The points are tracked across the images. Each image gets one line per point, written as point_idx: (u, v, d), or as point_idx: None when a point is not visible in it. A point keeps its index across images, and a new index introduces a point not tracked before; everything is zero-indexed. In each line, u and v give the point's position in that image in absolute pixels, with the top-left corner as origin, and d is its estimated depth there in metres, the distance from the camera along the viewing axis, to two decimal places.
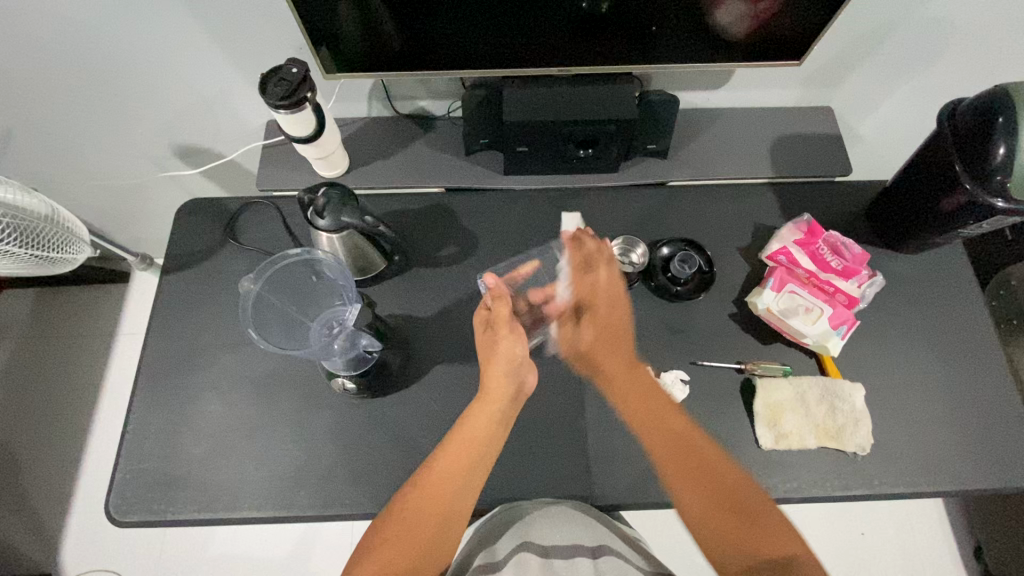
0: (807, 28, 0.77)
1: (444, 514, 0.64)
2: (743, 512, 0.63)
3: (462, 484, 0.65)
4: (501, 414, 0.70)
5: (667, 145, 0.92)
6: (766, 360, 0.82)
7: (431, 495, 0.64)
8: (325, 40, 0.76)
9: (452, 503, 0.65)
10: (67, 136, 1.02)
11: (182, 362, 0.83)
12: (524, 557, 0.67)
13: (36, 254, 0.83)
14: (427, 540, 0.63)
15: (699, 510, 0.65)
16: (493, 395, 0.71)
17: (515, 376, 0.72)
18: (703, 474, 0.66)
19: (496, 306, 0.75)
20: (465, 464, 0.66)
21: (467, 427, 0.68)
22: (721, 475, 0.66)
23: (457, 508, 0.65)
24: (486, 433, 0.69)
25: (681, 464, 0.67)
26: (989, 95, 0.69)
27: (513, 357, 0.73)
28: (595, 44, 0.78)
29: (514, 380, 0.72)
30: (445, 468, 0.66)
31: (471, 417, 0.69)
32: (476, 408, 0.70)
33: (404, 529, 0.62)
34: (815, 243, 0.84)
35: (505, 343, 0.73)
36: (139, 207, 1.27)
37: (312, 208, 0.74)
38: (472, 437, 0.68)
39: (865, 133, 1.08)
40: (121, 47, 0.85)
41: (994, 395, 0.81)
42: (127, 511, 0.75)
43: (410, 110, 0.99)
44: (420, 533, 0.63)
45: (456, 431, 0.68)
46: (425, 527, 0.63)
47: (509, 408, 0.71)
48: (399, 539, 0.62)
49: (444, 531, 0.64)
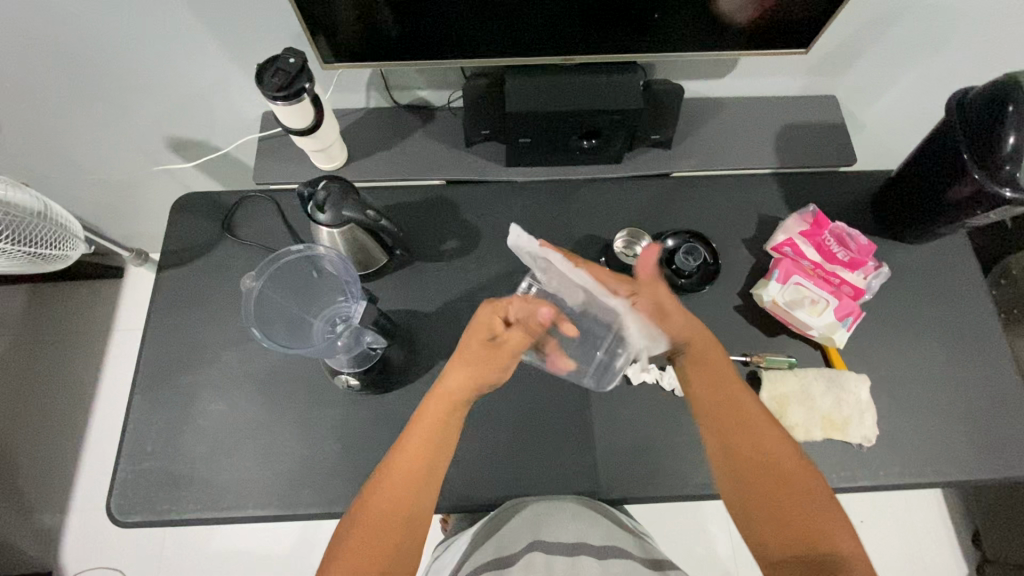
0: (814, 14, 0.76)
1: (406, 510, 0.63)
2: (794, 492, 0.63)
3: (423, 481, 0.64)
4: (457, 405, 0.67)
5: (671, 135, 0.91)
6: (771, 352, 0.82)
7: (395, 488, 0.63)
8: (322, 28, 0.74)
9: (414, 498, 0.63)
10: (57, 129, 1.00)
11: (181, 360, 0.81)
12: (533, 558, 0.65)
13: (31, 251, 0.81)
14: (396, 538, 0.61)
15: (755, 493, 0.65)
16: (451, 395, 0.67)
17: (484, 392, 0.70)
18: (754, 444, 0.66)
19: (480, 324, 0.69)
20: (424, 456, 0.65)
21: (423, 417, 0.66)
22: (770, 451, 0.66)
23: (422, 495, 0.64)
24: (442, 424, 0.66)
25: (731, 434, 0.68)
26: (999, 84, 0.69)
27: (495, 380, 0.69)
28: (598, 32, 0.76)
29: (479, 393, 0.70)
30: (402, 459, 0.64)
31: (427, 407, 0.67)
32: (434, 400, 0.67)
33: (367, 529, 0.61)
34: (821, 235, 0.83)
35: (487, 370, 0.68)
36: (133, 201, 1.24)
37: (313, 202, 0.72)
38: (427, 429, 0.66)
39: (870, 121, 1.07)
40: (111, 38, 0.83)
41: (999, 385, 0.81)
42: (128, 512, 0.74)
43: (409, 100, 0.97)
44: (384, 533, 0.61)
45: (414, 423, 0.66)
46: (392, 522, 0.62)
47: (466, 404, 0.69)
48: (365, 535, 0.61)
49: (410, 530, 0.62)
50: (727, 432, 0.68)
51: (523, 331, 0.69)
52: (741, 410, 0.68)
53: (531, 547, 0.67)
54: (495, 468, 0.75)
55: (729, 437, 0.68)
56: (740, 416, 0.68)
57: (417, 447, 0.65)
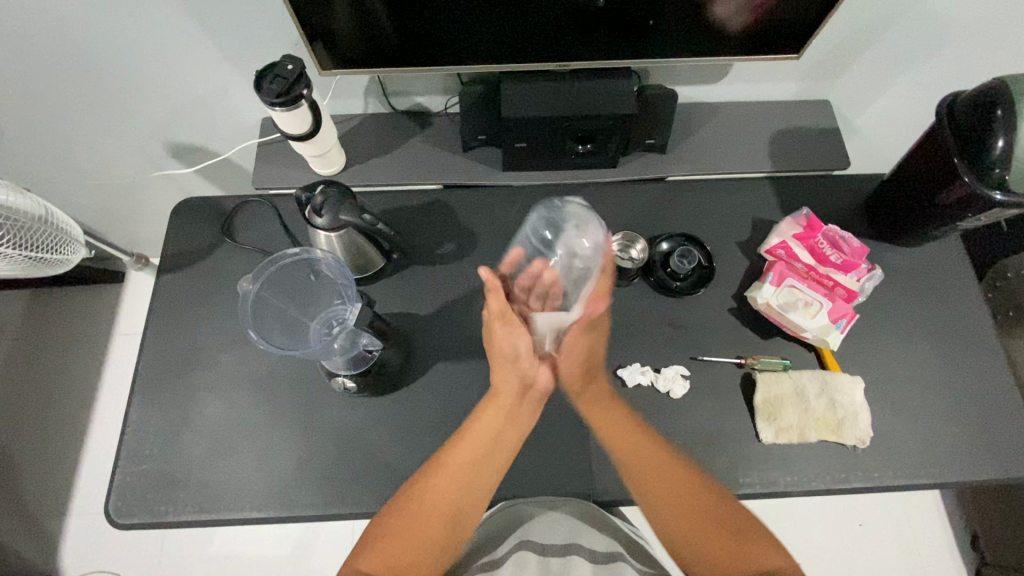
0: (805, 20, 0.77)
1: (454, 510, 0.67)
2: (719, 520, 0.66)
3: (467, 486, 0.67)
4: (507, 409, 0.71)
5: (666, 140, 0.92)
6: (765, 354, 0.82)
7: (439, 492, 0.66)
8: (321, 35, 0.75)
9: (463, 499, 0.67)
10: (59, 135, 1.01)
11: (180, 363, 0.82)
12: (523, 554, 0.73)
13: (32, 256, 0.82)
14: (438, 536, 0.65)
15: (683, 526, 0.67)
16: (501, 396, 0.71)
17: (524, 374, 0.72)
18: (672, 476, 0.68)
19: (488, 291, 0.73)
20: (475, 464, 0.68)
21: (475, 428, 0.69)
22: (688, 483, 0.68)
23: (471, 497, 0.67)
24: (498, 430, 0.70)
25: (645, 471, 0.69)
26: (990, 87, 0.70)
27: (510, 348, 0.72)
28: (593, 39, 0.77)
29: (522, 376, 0.73)
30: (458, 462, 0.67)
31: (479, 414, 0.70)
32: (487, 407, 0.70)
33: (413, 524, 0.65)
34: (815, 237, 0.84)
35: (498, 341, 0.72)
36: (133, 206, 1.25)
37: (310, 206, 0.73)
38: (484, 436, 0.69)
39: (864, 126, 1.08)
40: (112, 45, 0.84)
41: (992, 387, 0.82)
42: (126, 514, 0.74)
43: (406, 107, 0.98)
44: (429, 530, 0.65)
45: (464, 431, 0.69)
46: (430, 526, 0.65)
47: (517, 406, 0.73)
48: (409, 531, 0.64)
49: (449, 530, 0.66)
50: (642, 471, 0.69)
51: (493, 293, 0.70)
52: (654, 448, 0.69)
53: (521, 546, 0.74)
54: None
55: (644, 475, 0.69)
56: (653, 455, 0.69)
57: (467, 457, 0.68)
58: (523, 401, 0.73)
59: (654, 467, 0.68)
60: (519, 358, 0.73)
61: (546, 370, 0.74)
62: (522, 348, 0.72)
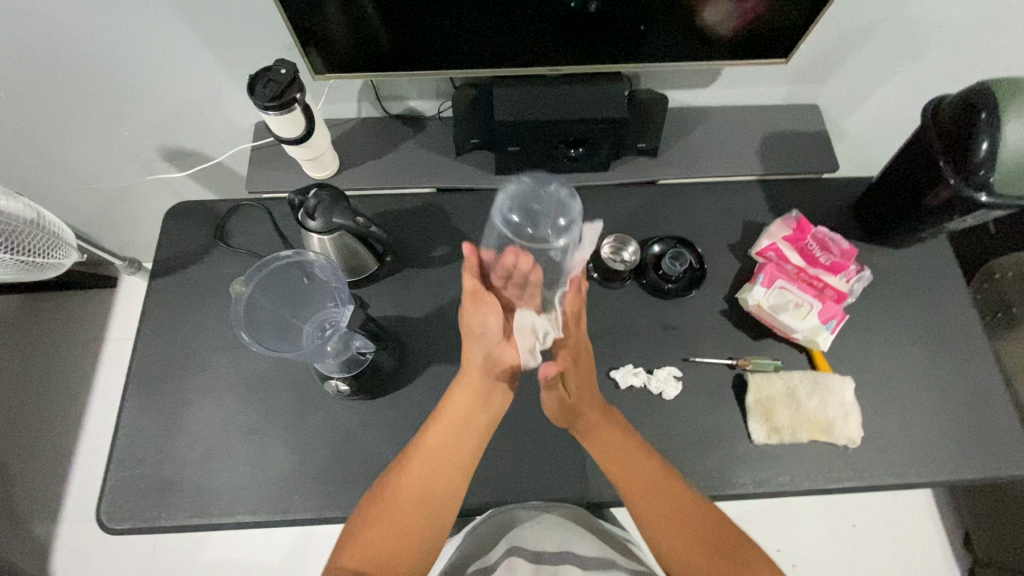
0: (792, 25, 0.78)
1: (426, 500, 0.66)
2: (711, 540, 0.66)
3: (444, 468, 0.67)
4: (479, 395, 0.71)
5: (657, 143, 0.92)
6: (756, 355, 0.83)
7: (415, 476, 0.66)
8: (314, 39, 0.75)
9: (439, 484, 0.67)
10: (52, 139, 1.01)
11: (173, 366, 0.82)
12: (513, 562, 0.73)
13: (25, 260, 0.82)
14: (416, 526, 0.65)
15: (676, 546, 0.66)
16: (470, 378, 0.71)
17: (490, 353, 0.70)
18: (672, 496, 0.67)
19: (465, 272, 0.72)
20: (454, 445, 0.68)
21: (449, 408, 0.70)
22: (685, 502, 0.67)
23: (445, 484, 0.67)
24: (468, 412, 0.70)
25: (646, 487, 0.68)
26: (974, 91, 0.71)
27: (478, 328, 0.71)
28: (584, 43, 0.78)
29: (488, 352, 0.71)
30: (430, 449, 0.67)
31: (453, 395, 0.71)
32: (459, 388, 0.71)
33: (389, 513, 0.64)
34: (804, 239, 0.85)
35: (470, 317, 0.72)
36: (126, 211, 1.25)
37: (303, 209, 0.73)
38: (453, 420, 0.69)
39: (852, 130, 1.09)
40: (105, 49, 0.84)
41: (981, 386, 0.83)
42: (118, 519, 0.74)
43: (400, 111, 0.99)
44: (405, 520, 0.64)
45: (440, 409, 0.70)
46: (407, 516, 0.65)
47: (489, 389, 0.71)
48: (385, 519, 0.64)
49: (429, 521, 0.65)
50: (642, 488, 0.68)
51: (471, 271, 0.71)
52: (654, 469, 0.68)
53: (509, 554, 0.74)
54: (486, 474, 0.75)
55: (644, 492, 0.68)
56: (656, 478, 0.68)
57: (441, 435, 0.68)
58: (488, 382, 0.71)
59: (653, 484, 0.68)
60: (486, 337, 0.71)
61: (514, 351, 0.71)
62: (491, 327, 0.71)
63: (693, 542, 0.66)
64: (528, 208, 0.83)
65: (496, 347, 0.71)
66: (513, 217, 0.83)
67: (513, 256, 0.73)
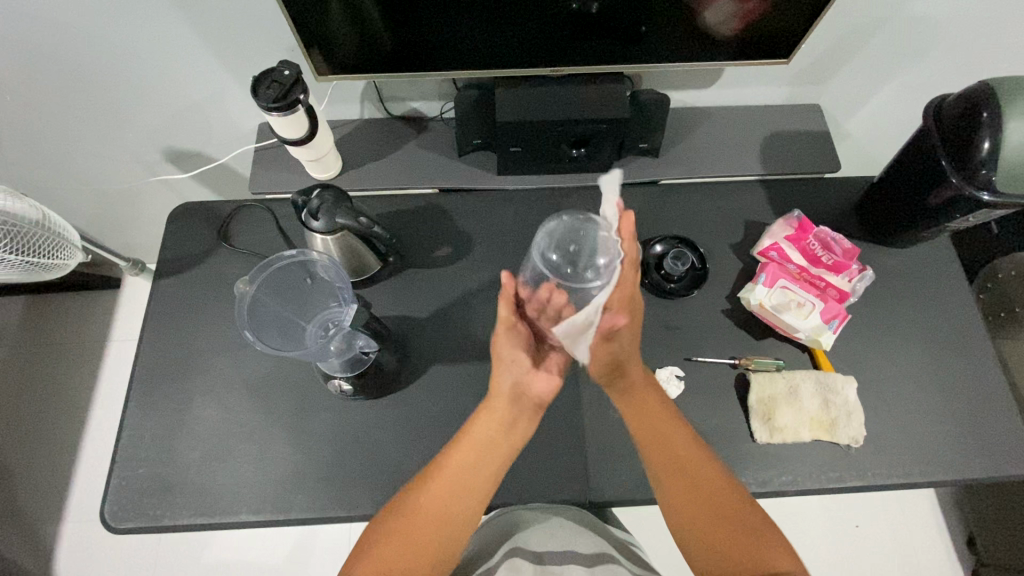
0: (794, 25, 0.78)
1: (445, 518, 0.65)
2: (732, 516, 0.64)
3: (465, 489, 0.67)
4: (505, 422, 0.69)
5: (659, 143, 0.93)
6: (758, 354, 0.83)
7: (435, 497, 0.66)
8: (317, 41, 0.76)
9: (459, 505, 0.66)
10: (57, 141, 1.02)
11: (177, 367, 0.82)
12: (515, 561, 0.70)
13: (30, 261, 0.83)
14: (432, 537, 0.64)
15: (697, 523, 0.65)
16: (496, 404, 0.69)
17: (519, 379, 0.68)
18: (692, 469, 0.67)
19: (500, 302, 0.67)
20: (475, 467, 0.67)
21: (473, 433, 0.68)
22: (706, 477, 0.67)
23: (464, 505, 0.66)
24: (492, 437, 0.68)
25: (668, 460, 0.68)
26: (975, 90, 0.71)
27: (509, 357, 0.69)
28: (586, 44, 0.78)
29: (517, 380, 0.69)
30: (453, 470, 0.67)
31: (478, 420, 0.69)
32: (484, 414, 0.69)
33: (406, 528, 0.64)
34: (806, 239, 0.85)
35: (502, 345, 0.69)
36: (131, 212, 1.26)
37: (306, 209, 0.74)
38: (477, 444, 0.68)
39: (853, 130, 1.10)
40: (110, 51, 0.85)
41: (984, 385, 0.83)
42: (122, 518, 0.74)
43: (402, 112, 0.99)
44: (423, 536, 0.64)
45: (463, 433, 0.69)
46: (425, 532, 0.64)
47: (514, 416, 0.69)
48: (402, 534, 0.63)
49: (446, 540, 0.65)
50: (664, 462, 0.68)
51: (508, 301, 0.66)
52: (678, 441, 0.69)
53: (512, 554, 0.71)
54: None
55: (667, 467, 0.68)
56: (678, 451, 0.68)
57: (464, 458, 0.67)
58: (516, 409, 0.69)
59: (675, 459, 0.68)
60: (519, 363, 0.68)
61: (544, 381, 0.69)
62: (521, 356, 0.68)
63: (714, 518, 0.65)
64: (567, 248, 0.73)
65: (529, 377, 0.68)
66: (552, 256, 0.73)
67: (548, 290, 0.69)
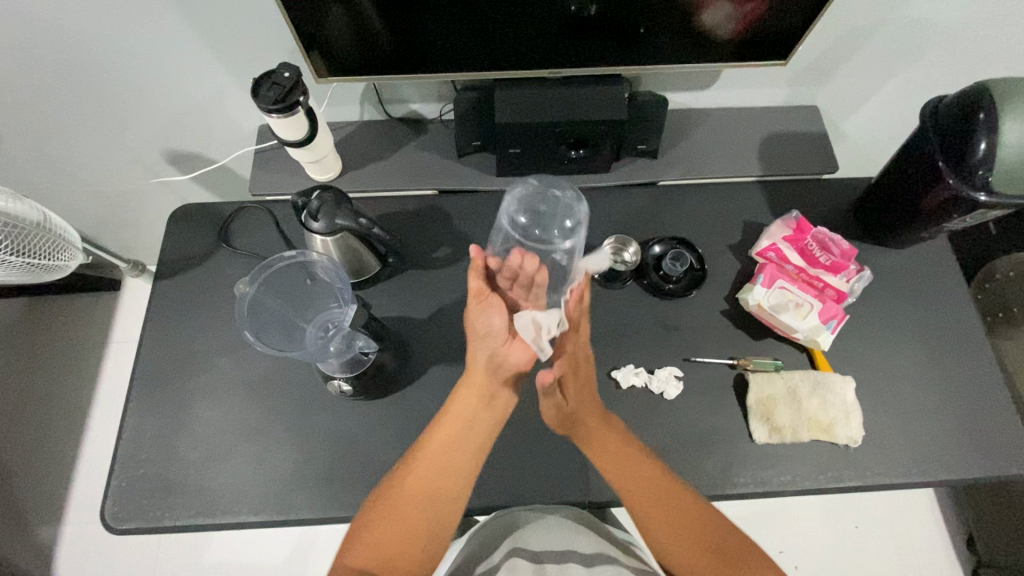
0: (791, 27, 0.79)
1: (429, 499, 0.66)
2: (714, 543, 0.66)
3: (447, 469, 0.67)
4: (485, 397, 0.71)
5: (657, 145, 0.93)
6: (757, 355, 0.83)
7: (418, 482, 0.67)
8: (317, 43, 0.76)
9: (443, 485, 0.67)
10: (58, 143, 1.02)
11: (177, 367, 0.83)
12: (515, 562, 0.72)
13: (30, 262, 0.83)
14: (419, 522, 0.65)
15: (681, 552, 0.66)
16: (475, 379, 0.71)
17: (493, 352, 0.71)
18: (674, 506, 0.67)
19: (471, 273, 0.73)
20: (457, 446, 0.68)
21: (453, 409, 0.70)
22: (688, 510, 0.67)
23: (447, 485, 0.67)
24: (471, 413, 0.70)
25: (650, 499, 0.68)
26: (971, 92, 0.71)
27: (483, 329, 0.72)
28: (585, 45, 0.79)
29: (493, 353, 0.71)
30: (435, 450, 0.68)
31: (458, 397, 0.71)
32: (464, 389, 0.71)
33: (393, 512, 0.65)
34: (804, 239, 0.85)
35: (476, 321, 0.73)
36: (131, 214, 1.26)
37: (306, 211, 0.74)
38: (457, 421, 0.69)
39: (852, 131, 1.10)
40: (111, 53, 0.85)
41: (982, 385, 0.83)
42: (122, 519, 0.74)
43: (402, 113, 0.99)
44: (409, 520, 0.65)
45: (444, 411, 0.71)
46: (412, 515, 0.65)
47: (494, 391, 0.71)
48: (389, 518, 0.65)
49: (431, 520, 0.65)
50: (645, 499, 0.68)
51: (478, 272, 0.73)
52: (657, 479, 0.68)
53: (512, 553, 0.73)
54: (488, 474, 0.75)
55: (649, 503, 0.67)
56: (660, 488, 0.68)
57: (446, 436, 0.69)
58: (494, 383, 0.71)
59: (657, 496, 0.67)
60: (492, 336, 0.72)
61: (522, 349, 0.70)
62: (495, 327, 0.72)
63: (698, 548, 0.66)
64: (533, 210, 0.89)
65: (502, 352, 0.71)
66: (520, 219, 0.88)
67: (519, 257, 0.75)
